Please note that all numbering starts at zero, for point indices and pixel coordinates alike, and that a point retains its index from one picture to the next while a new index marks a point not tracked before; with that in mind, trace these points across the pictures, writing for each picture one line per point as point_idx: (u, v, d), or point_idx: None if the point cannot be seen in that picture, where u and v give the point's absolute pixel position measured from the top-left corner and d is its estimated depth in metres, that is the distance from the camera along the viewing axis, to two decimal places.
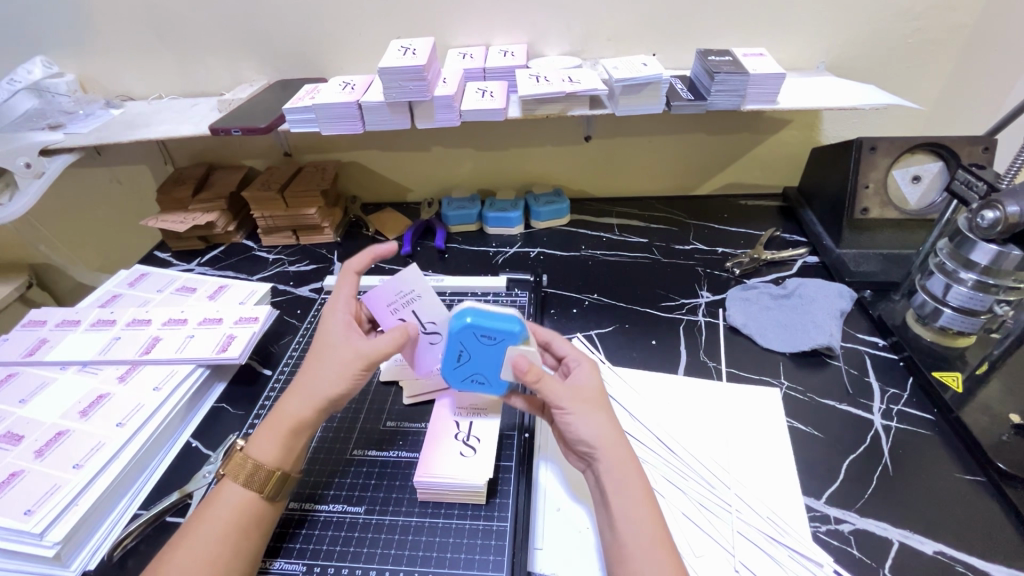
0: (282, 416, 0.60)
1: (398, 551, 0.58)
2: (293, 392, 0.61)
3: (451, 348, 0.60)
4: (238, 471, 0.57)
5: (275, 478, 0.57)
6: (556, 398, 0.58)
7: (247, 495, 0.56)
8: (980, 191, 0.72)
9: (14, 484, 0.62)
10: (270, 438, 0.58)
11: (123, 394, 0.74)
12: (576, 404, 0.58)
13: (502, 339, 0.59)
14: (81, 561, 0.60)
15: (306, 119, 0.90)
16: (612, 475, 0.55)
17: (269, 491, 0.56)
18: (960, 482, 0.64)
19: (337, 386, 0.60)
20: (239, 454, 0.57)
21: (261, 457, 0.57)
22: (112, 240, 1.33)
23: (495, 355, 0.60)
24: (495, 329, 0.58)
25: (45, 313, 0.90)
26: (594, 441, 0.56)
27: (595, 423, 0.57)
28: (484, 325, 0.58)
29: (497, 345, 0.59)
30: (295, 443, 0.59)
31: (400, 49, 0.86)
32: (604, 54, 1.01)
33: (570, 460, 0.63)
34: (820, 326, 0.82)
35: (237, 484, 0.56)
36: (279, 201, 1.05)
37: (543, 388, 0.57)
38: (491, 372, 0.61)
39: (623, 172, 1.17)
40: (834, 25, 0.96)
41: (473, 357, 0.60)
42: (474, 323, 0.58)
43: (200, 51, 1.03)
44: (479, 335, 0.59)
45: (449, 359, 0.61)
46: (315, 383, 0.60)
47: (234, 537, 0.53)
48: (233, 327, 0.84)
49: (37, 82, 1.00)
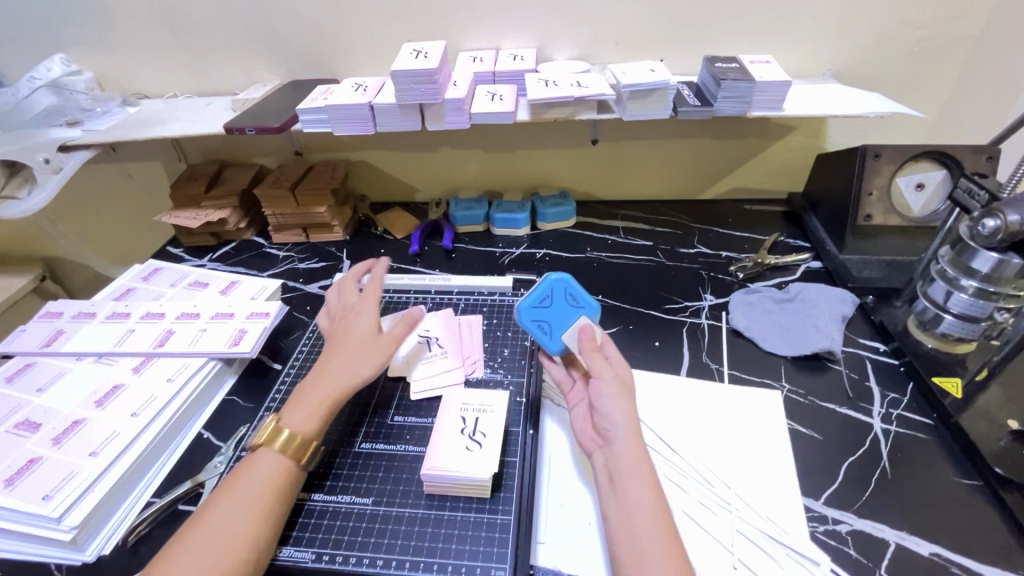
0: (317, 392, 0.63)
1: (404, 542, 0.59)
2: (325, 370, 0.65)
3: (543, 288, 0.70)
4: (274, 441, 0.59)
5: (310, 446, 0.60)
6: (598, 370, 0.62)
7: (284, 462, 0.59)
8: (982, 200, 0.73)
9: (32, 470, 0.64)
10: (306, 412, 0.62)
11: (137, 384, 0.76)
12: (613, 384, 0.60)
13: (582, 306, 0.71)
14: (96, 546, 0.61)
15: (318, 119, 0.92)
16: (628, 455, 0.56)
17: (302, 459, 0.60)
18: (957, 486, 0.65)
19: (367, 369, 0.66)
20: (274, 424, 0.60)
21: (298, 428, 0.60)
22: (123, 235, 1.35)
23: (569, 317, 0.70)
24: (581, 296, 0.71)
25: (61, 306, 0.92)
26: (621, 423, 0.58)
27: (623, 406, 0.59)
28: (577, 288, 0.71)
29: (576, 309, 0.70)
30: (328, 416, 0.63)
31: (412, 52, 0.88)
32: (612, 59, 1.03)
33: (584, 442, 0.64)
34: (821, 330, 0.83)
35: (272, 455, 0.59)
36: (289, 199, 1.07)
37: (590, 359, 0.63)
38: (557, 328, 0.69)
39: (629, 176, 1.18)
40: (841, 33, 0.97)
41: (553, 307, 0.70)
42: (571, 282, 0.71)
43: (215, 51, 1.06)
44: (569, 292, 0.71)
45: (534, 298, 0.70)
46: (348, 363, 0.65)
47: (268, 504, 0.56)
48: (245, 321, 0.85)
49: (56, 79, 1.03)
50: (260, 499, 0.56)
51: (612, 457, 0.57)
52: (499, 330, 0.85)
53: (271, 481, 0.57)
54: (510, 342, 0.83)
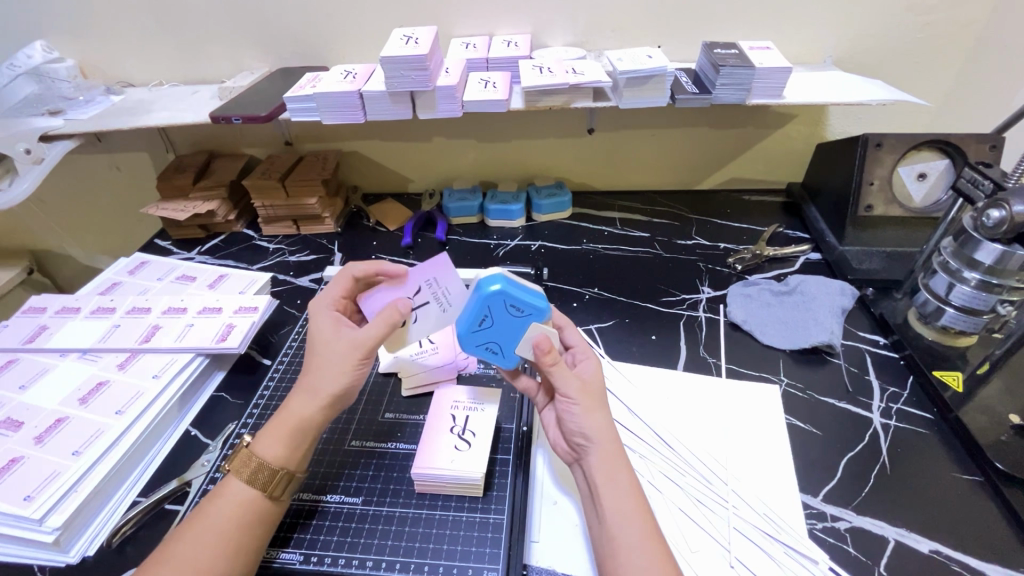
0: (287, 414, 0.60)
1: (395, 542, 0.58)
2: (299, 390, 0.61)
3: (477, 311, 0.59)
4: (243, 469, 0.56)
5: (281, 478, 0.57)
6: (562, 386, 0.58)
7: (252, 493, 0.55)
8: (987, 190, 0.71)
9: (13, 470, 0.62)
10: (275, 437, 0.58)
11: (122, 381, 0.74)
12: (580, 397, 0.58)
13: (529, 314, 0.59)
14: (80, 547, 0.60)
15: (307, 108, 0.89)
16: (601, 466, 0.55)
17: (274, 491, 0.56)
18: (957, 481, 0.64)
19: (341, 382, 0.60)
20: (245, 451, 0.57)
21: (266, 457, 0.57)
22: (111, 228, 1.32)
23: (517, 330, 0.60)
24: (525, 302, 0.58)
25: (44, 301, 0.90)
26: (593, 437, 0.56)
27: (592, 418, 0.57)
28: (516, 296, 0.58)
29: (523, 318, 0.59)
30: (301, 442, 0.59)
31: (402, 38, 0.86)
32: (609, 46, 1.00)
33: (560, 453, 0.63)
34: (821, 323, 0.81)
35: (241, 481, 0.56)
36: (279, 190, 1.05)
37: (554, 374, 0.58)
38: (508, 344, 0.62)
39: (627, 166, 1.16)
40: (843, 18, 0.95)
41: (496, 325, 0.60)
42: (506, 291, 0.58)
43: (200, 38, 1.03)
44: (508, 305, 0.58)
45: (470, 321, 0.60)
46: (318, 379, 0.60)
47: (236, 534, 0.53)
48: (232, 316, 0.84)
49: (37, 67, 0.99)
50: (226, 530, 0.53)
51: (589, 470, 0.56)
52: None
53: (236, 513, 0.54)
54: None
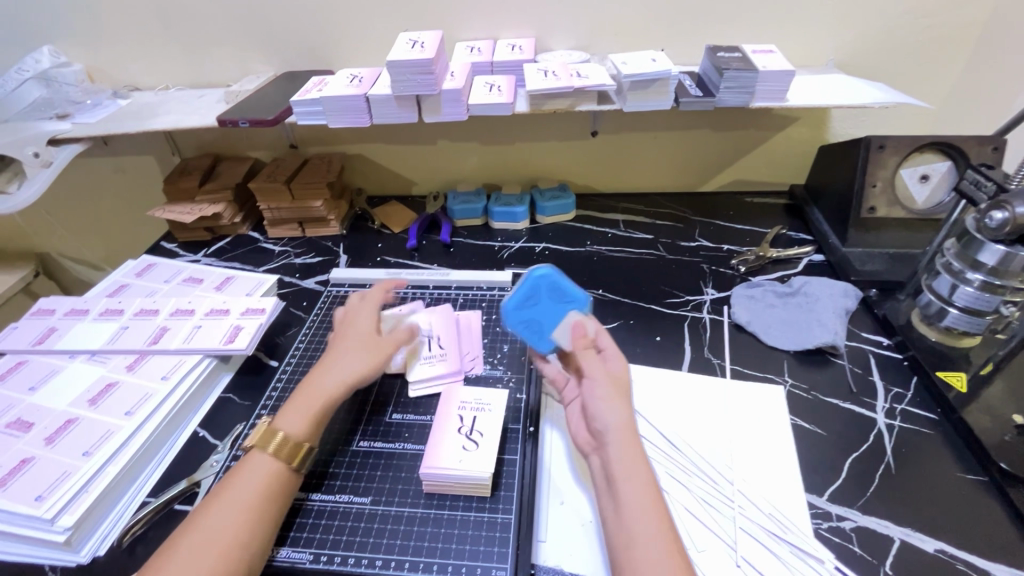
0: (314, 390, 0.63)
1: (404, 541, 0.59)
2: (322, 368, 0.65)
3: (525, 288, 0.69)
4: (267, 441, 0.58)
5: (303, 452, 0.59)
6: (590, 369, 0.62)
7: (275, 467, 0.57)
8: (989, 191, 0.72)
9: (25, 471, 0.62)
10: (302, 411, 0.61)
11: (131, 382, 0.75)
12: (607, 386, 0.60)
13: (571, 302, 0.69)
14: (91, 547, 0.60)
15: (313, 111, 0.90)
16: (620, 455, 0.56)
17: (296, 463, 0.58)
18: (961, 481, 0.65)
19: (363, 369, 0.65)
20: (270, 426, 0.59)
21: (292, 428, 0.59)
22: (116, 231, 1.33)
23: (559, 314, 0.69)
24: (567, 290, 0.69)
25: (53, 303, 0.90)
26: (614, 427, 0.57)
27: (615, 409, 0.59)
28: (564, 283, 0.69)
29: (564, 304, 0.69)
30: (323, 416, 0.62)
31: (408, 42, 0.86)
32: (612, 49, 1.01)
33: (578, 442, 0.63)
34: (824, 324, 0.82)
35: (264, 455, 0.57)
36: (285, 193, 1.06)
37: (583, 357, 0.64)
38: (547, 327, 0.69)
39: (629, 168, 1.17)
40: (844, 22, 0.95)
41: (541, 304, 0.69)
42: (558, 275, 0.69)
43: (207, 42, 1.03)
44: (554, 289, 0.69)
45: (519, 298, 0.69)
46: (341, 361, 0.65)
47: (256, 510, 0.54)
48: (240, 318, 0.84)
49: (45, 71, 1.01)
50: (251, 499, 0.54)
51: (607, 458, 0.57)
52: (498, 327, 0.84)
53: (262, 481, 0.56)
54: (509, 339, 0.82)
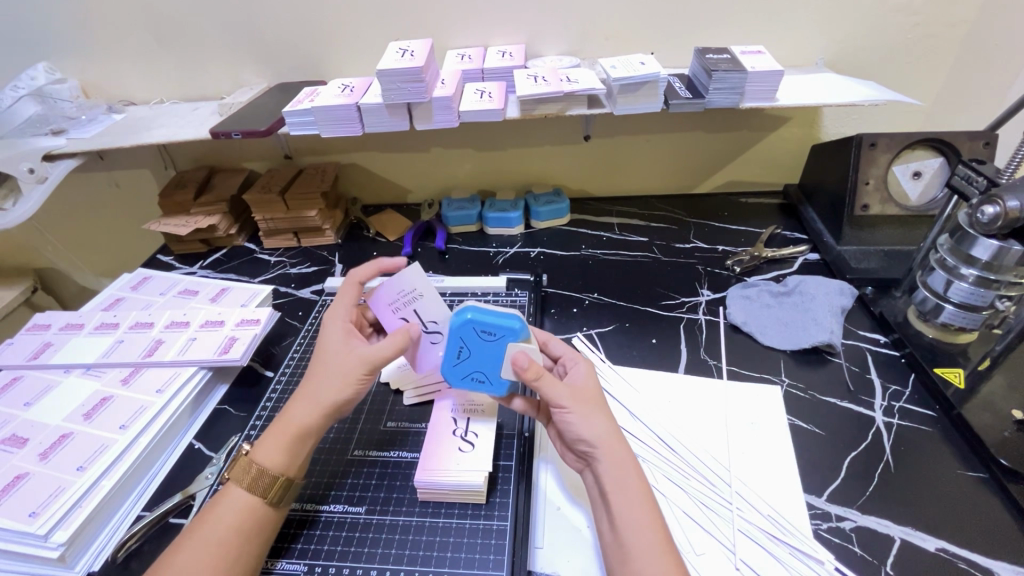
0: (287, 420, 0.60)
1: (398, 551, 0.58)
2: (298, 398, 0.61)
3: (452, 344, 0.61)
4: (242, 476, 0.57)
5: (281, 485, 0.57)
6: (556, 396, 0.58)
7: (251, 501, 0.56)
8: (980, 186, 0.71)
9: (18, 487, 0.62)
10: (276, 442, 0.58)
11: (126, 396, 0.75)
12: (573, 404, 0.58)
13: (503, 336, 0.60)
14: (85, 562, 0.60)
15: (305, 122, 0.90)
16: (609, 473, 0.55)
17: (272, 498, 0.56)
18: (962, 478, 0.64)
19: (345, 393, 0.61)
20: (245, 459, 0.58)
21: (267, 463, 0.57)
22: (113, 245, 1.34)
23: (497, 353, 0.61)
24: (496, 325, 0.60)
25: (48, 318, 0.90)
26: (596, 441, 0.56)
27: (595, 423, 0.57)
28: (483, 321, 0.60)
29: (497, 341, 0.60)
30: (300, 449, 0.59)
31: (397, 51, 0.86)
32: (602, 53, 1.01)
33: (569, 461, 0.63)
34: (820, 323, 0.81)
35: (241, 489, 0.56)
36: (280, 203, 1.06)
37: (542, 388, 0.58)
38: (492, 370, 0.62)
39: (624, 172, 1.17)
40: (833, 22, 0.96)
41: (473, 353, 0.61)
42: (473, 318, 0.60)
43: (201, 57, 1.04)
44: (478, 331, 0.60)
45: (451, 354, 0.62)
46: (319, 388, 0.61)
47: (234, 542, 0.53)
48: (234, 329, 0.84)
49: (40, 88, 1.02)
50: (238, 525, 0.54)
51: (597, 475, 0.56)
52: None
53: (244, 508, 0.55)
54: None
